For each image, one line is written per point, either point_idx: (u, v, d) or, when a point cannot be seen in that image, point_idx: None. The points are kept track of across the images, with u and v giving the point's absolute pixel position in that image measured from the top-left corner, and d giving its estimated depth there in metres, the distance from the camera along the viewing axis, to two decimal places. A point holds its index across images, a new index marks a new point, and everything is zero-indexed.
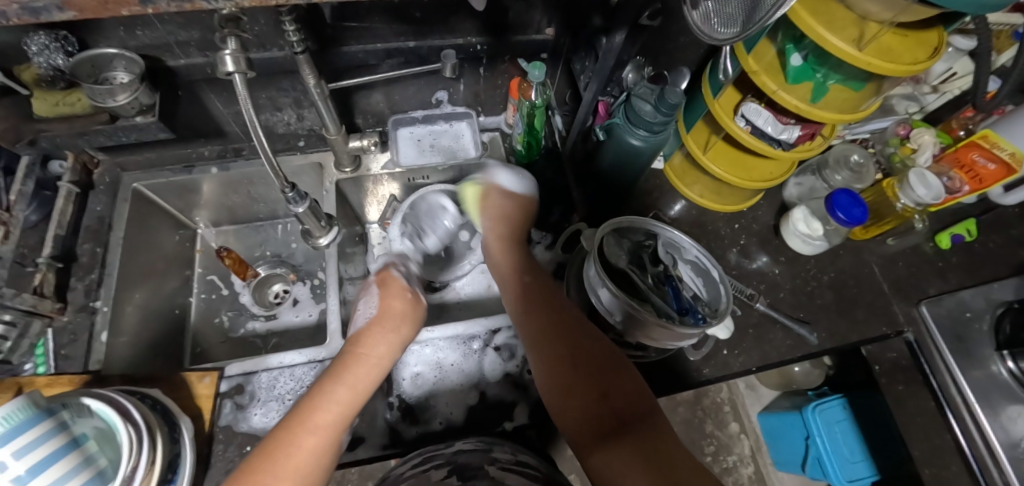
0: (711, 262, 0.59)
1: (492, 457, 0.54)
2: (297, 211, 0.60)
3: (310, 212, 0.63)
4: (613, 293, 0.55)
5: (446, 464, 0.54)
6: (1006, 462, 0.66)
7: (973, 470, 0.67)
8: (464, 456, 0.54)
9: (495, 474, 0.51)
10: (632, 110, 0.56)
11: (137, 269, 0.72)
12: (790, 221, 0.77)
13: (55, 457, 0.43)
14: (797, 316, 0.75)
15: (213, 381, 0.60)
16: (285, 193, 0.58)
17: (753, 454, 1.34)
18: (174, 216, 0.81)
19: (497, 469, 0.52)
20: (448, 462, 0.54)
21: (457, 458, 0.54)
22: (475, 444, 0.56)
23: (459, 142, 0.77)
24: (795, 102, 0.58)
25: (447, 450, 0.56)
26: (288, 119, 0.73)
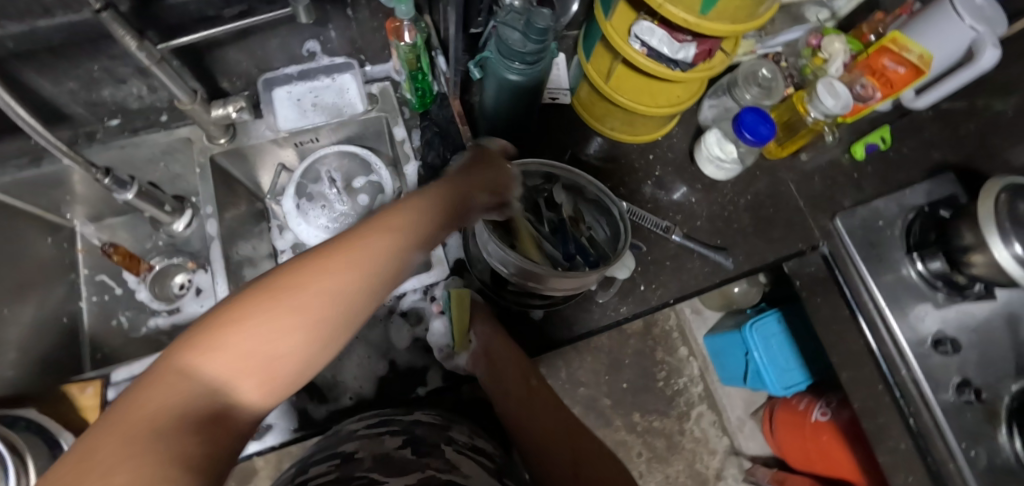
0: (609, 199, 0.55)
1: (449, 436, 0.52)
2: (127, 196, 0.62)
3: (143, 195, 0.64)
4: (501, 247, 0.52)
5: (400, 433, 0.50)
6: (914, 359, 0.69)
7: (881, 365, 0.71)
8: (422, 428, 0.52)
9: (453, 456, 0.47)
10: (502, 42, 0.50)
11: (4, 281, 0.64)
12: (704, 145, 0.74)
13: None
14: (715, 243, 0.74)
15: (98, 390, 0.56)
16: (103, 181, 0.58)
17: (702, 373, 1.40)
18: (41, 217, 0.72)
19: (454, 449, 0.49)
20: (405, 431, 0.50)
21: (413, 429, 0.51)
22: (433, 418, 0.55)
23: (344, 97, 0.71)
24: (684, 13, 0.53)
25: (404, 418, 0.53)
26: (138, 91, 0.65)
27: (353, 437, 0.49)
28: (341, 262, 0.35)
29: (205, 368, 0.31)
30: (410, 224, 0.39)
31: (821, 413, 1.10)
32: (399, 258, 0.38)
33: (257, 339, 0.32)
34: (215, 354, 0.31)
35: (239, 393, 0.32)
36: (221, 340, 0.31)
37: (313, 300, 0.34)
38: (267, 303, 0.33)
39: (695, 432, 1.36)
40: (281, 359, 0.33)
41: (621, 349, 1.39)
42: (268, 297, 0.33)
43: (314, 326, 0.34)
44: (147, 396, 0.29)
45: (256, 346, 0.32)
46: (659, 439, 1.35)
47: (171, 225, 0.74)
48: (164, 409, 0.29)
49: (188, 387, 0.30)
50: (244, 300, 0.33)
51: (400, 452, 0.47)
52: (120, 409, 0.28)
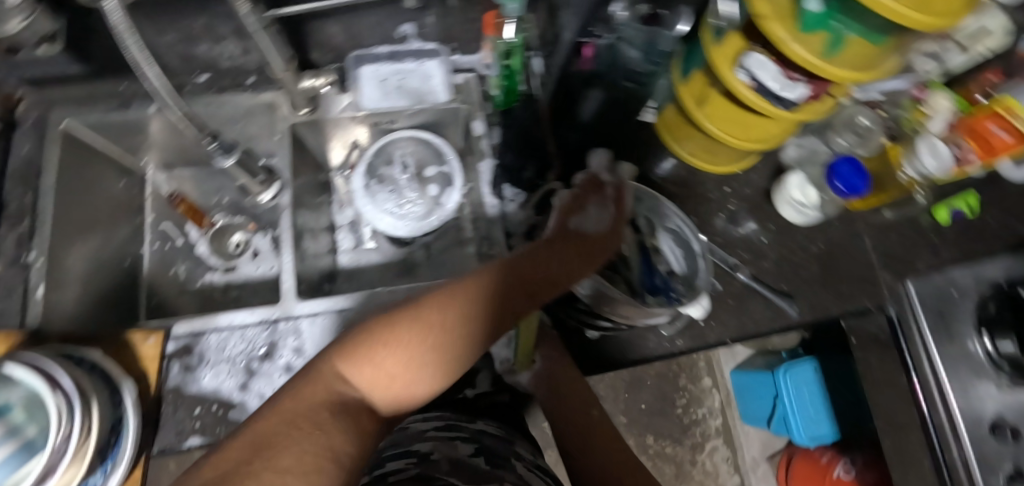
0: (693, 233, 0.55)
1: (515, 451, 0.53)
2: (228, 162, 0.60)
3: (240, 166, 0.63)
4: None
5: (471, 441, 0.53)
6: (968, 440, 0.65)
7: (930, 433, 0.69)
8: (490, 439, 0.53)
9: (524, 472, 0.51)
10: (616, 57, 0.49)
11: (77, 218, 0.66)
12: (784, 186, 0.72)
13: None
14: (780, 288, 0.71)
15: (159, 342, 0.57)
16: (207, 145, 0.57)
17: (722, 407, 1.37)
18: (117, 160, 0.74)
19: (524, 467, 0.52)
20: (475, 439, 0.53)
21: (482, 438, 0.53)
22: (497, 429, 0.55)
23: (428, 84, 0.70)
24: (811, 52, 0.50)
25: (472, 426, 0.54)
26: (232, 51, 0.66)
27: (427, 437, 0.53)
28: (455, 304, 0.41)
29: (350, 378, 0.38)
30: (523, 275, 0.44)
31: (845, 471, 1.10)
32: (504, 304, 0.42)
33: (390, 358, 0.38)
34: (360, 368, 0.38)
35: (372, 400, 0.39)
36: (361, 353, 0.38)
37: (430, 333, 0.39)
38: (394, 330, 0.39)
39: (707, 465, 1.34)
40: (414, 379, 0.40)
41: (644, 369, 1.37)
42: (392, 329, 0.39)
43: (432, 354, 0.39)
44: (297, 388, 0.37)
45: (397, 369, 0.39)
46: (669, 466, 1.33)
47: (257, 195, 0.68)
48: (306, 405, 0.35)
49: (337, 388, 0.37)
50: (379, 328, 0.39)
51: (474, 461, 0.51)
52: (287, 401, 0.36)
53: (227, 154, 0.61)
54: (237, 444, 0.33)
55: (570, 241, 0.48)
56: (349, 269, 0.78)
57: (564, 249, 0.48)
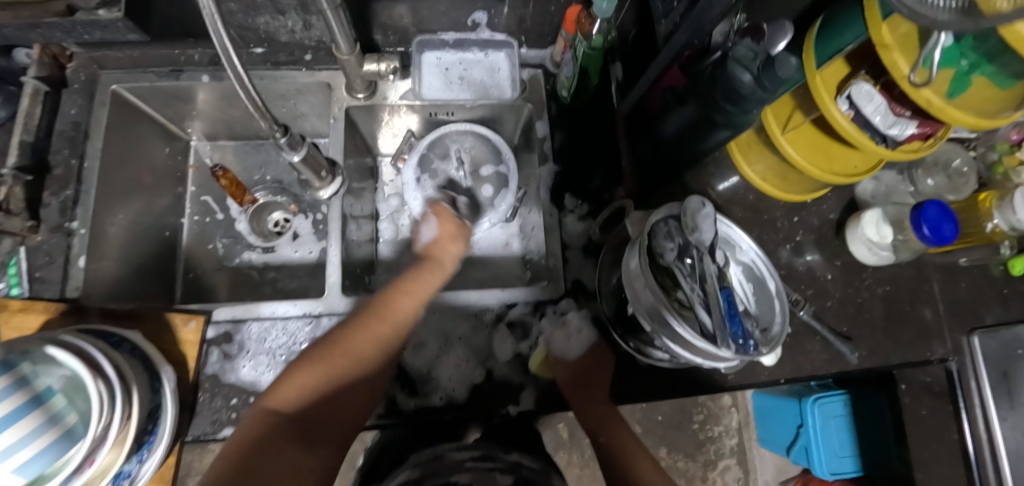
0: (771, 271, 0.52)
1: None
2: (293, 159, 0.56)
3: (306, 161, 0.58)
4: (657, 295, 0.47)
5: (510, 473, 0.47)
6: None
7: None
8: (529, 471, 0.48)
9: None
10: (724, 77, 0.44)
11: (121, 185, 0.64)
12: (859, 224, 0.67)
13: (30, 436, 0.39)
14: (841, 329, 0.68)
15: (200, 326, 0.55)
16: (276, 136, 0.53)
17: (740, 427, 1.31)
18: (163, 126, 0.71)
19: None
20: (514, 470, 0.48)
21: (521, 470, 0.48)
22: (533, 460, 0.50)
23: (494, 77, 0.66)
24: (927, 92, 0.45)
25: (508, 457, 0.50)
26: (292, 26, 0.62)
27: (463, 470, 0.47)
28: (382, 314, 0.52)
29: (290, 400, 0.46)
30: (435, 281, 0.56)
31: None
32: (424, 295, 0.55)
33: (340, 364, 0.48)
34: (294, 387, 0.46)
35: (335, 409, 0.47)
36: (320, 372, 0.47)
37: (368, 340, 0.50)
38: (342, 348, 0.49)
39: None
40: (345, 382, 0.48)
41: None
42: (333, 353, 0.48)
43: (369, 366, 0.49)
44: (281, 387, 0.46)
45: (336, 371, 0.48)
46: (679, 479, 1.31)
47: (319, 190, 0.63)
48: (296, 396, 0.46)
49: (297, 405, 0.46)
50: (314, 354, 0.48)
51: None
52: (271, 415, 0.45)
53: (294, 149, 0.55)
54: (239, 455, 0.42)
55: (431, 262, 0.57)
56: (389, 258, 0.72)
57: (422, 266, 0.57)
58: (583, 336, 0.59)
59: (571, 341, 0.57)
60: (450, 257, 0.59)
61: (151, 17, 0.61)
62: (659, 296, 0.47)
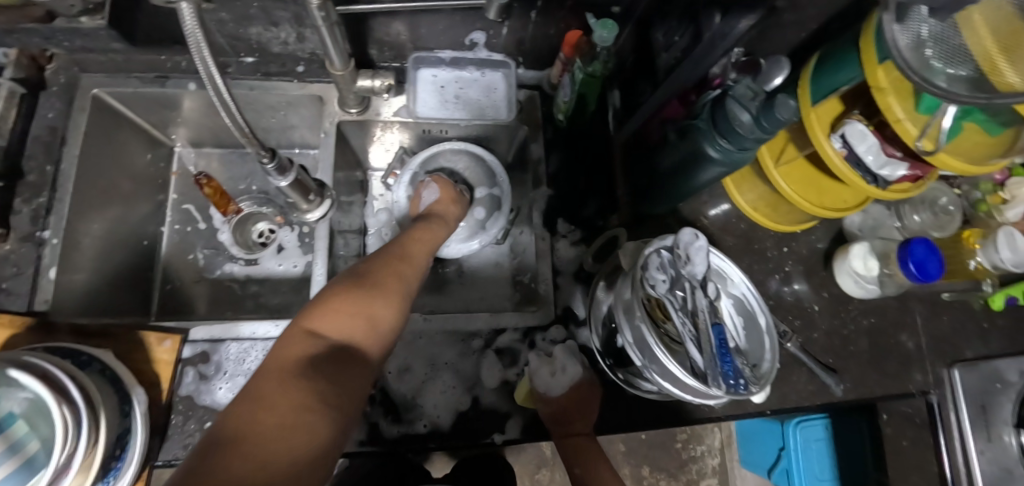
0: (762, 306, 0.52)
1: None
2: (280, 184, 0.55)
3: (295, 185, 0.56)
4: (647, 330, 0.46)
5: None
6: None
7: None
8: None
9: None
10: (723, 115, 0.44)
11: (98, 192, 0.61)
12: (846, 257, 0.68)
13: None
14: (826, 361, 0.68)
15: (175, 346, 0.53)
16: (263, 162, 0.52)
17: (721, 447, 1.35)
18: (145, 132, 0.69)
19: None
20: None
21: None
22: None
23: (490, 96, 0.65)
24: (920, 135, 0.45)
25: None
26: (285, 38, 0.61)
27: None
28: (400, 260, 0.50)
29: (332, 330, 0.41)
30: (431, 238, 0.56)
31: None
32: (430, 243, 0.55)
33: (382, 301, 0.45)
34: (326, 316, 0.41)
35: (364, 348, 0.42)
36: (360, 302, 0.43)
37: (402, 284, 0.48)
38: (369, 282, 0.46)
39: None
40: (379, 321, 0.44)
41: None
42: (375, 290, 0.45)
43: (402, 306, 0.47)
44: (317, 308, 0.42)
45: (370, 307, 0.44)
46: None
47: (305, 213, 0.60)
48: (328, 323, 0.41)
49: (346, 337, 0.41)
50: (340, 284, 0.45)
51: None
52: (318, 341, 0.40)
53: (283, 174, 0.54)
54: (288, 371, 0.36)
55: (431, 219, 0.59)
56: None
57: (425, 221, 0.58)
58: (568, 372, 0.54)
59: (554, 380, 0.54)
60: (451, 216, 0.61)
61: (139, 22, 0.59)
62: (648, 329, 0.46)
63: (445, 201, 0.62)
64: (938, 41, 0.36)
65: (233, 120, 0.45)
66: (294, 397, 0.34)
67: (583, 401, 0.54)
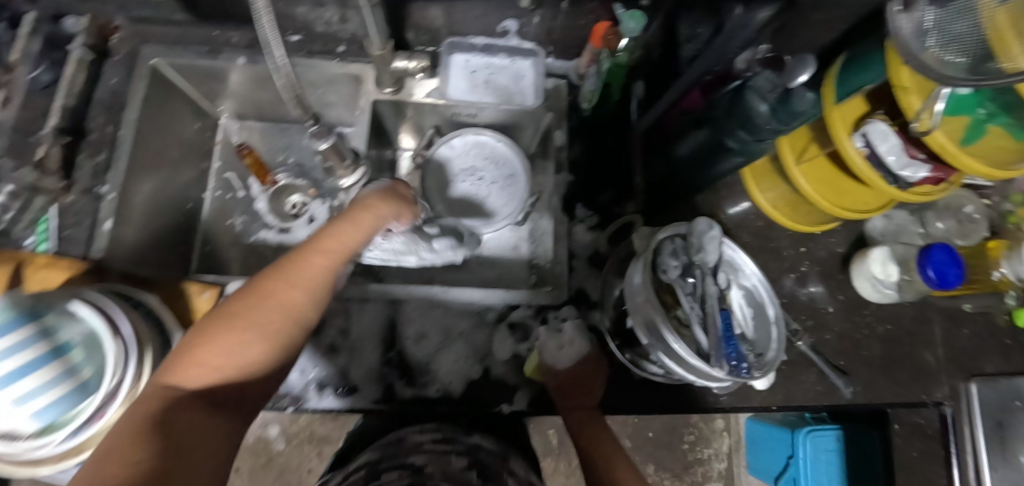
0: (772, 297, 0.52)
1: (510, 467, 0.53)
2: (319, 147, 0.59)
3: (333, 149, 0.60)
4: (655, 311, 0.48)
5: (467, 455, 0.53)
6: None
7: None
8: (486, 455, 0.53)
9: None
10: (743, 105, 0.45)
11: (151, 155, 0.66)
12: (865, 260, 0.68)
13: (51, 383, 0.41)
14: (837, 363, 0.68)
15: (213, 297, 0.57)
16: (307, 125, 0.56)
17: (730, 451, 1.31)
18: (195, 102, 0.73)
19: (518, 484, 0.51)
20: (470, 452, 0.53)
21: (477, 453, 0.53)
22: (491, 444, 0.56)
23: (518, 83, 0.67)
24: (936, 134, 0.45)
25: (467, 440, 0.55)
26: (330, 18, 0.64)
27: (420, 452, 0.52)
28: (292, 275, 0.44)
29: (193, 379, 0.38)
30: (345, 241, 0.48)
31: None
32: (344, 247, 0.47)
33: (247, 335, 0.41)
34: (190, 369, 0.38)
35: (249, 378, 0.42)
36: (232, 345, 0.40)
37: (278, 303, 0.43)
38: (249, 315, 0.42)
39: None
40: (257, 360, 0.42)
41: None
42: (235, 325, 0.41)
43: (276, 336, 0.42)
44: (184, 359, 0.39)
45: (246, 346, 0.41)
46: None
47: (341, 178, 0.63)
48: (200, 376, 0.39)
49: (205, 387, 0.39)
50: (213, 322, 0.41)
51: (465, 475, 0.50)
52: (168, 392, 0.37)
53: (321, 138, 0.58)
54: (140, 431, 0.34)
55: (347, 218, 0.49)
56: None
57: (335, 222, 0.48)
58: (574, 347, 0.57)
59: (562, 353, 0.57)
60: (375, 220, 0.51)
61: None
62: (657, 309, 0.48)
63: (360, 215, 0.49)
64: (941, 30, 0.38)
65: (286, 82, 0.51)
66: (137, 462, 0.31)
67: (590, 375, 0.57)
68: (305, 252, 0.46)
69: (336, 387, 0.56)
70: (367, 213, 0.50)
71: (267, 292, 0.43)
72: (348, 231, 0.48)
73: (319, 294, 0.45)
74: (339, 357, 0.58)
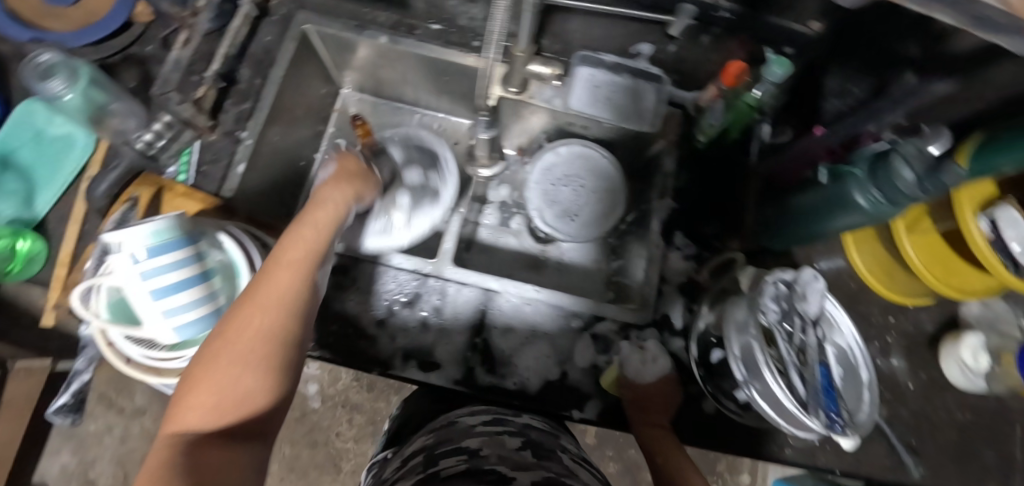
0: (866, 361, 0.53)
1: (562, 445, 0.52)
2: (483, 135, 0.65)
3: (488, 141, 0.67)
4: (757, 349, 0.48)
5: (518, 435, 0.52)
6: None
7: None
8: (536, 433, 0.52)
9: (571, 465, 0.48)
10: (887, 171, 0.45)
11: (284, 111, 0.70)
12: (957, 343, 0.66)
13: (194, 305, 0.45)
14: (908, 442, 0.66)
15: None
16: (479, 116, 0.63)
17: None
18: (326, 68, 0.77)
19: (570, 459, 0.50)
20: (522, 433, 0.52)
21: (528, 433, 0.52)
22: (542, 424, 0.55)
23: (638, 104, 0.68)
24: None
25: (517, 420, 0.54)
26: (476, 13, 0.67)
27: (473, 434, 0.51)
28: (256, 296, 0.42)
29: (197, 422, 0.37)
30: (309, 249, 0.47)
31: None
32: (309, 255, 0.46)
33: (231, 367, 0.39)
34: (188, 412, 0.37)
35: (254, 407, 0.39)
36: (218, 383, 0.38)
37: (252, 327, 0.40)
38: (225, 344, 0.40)
39: None
40: (251, 392, 0.39)
41: None
42: (213, 360, 0.39)
43: (266, 359, 0.40)
44: (180, 409, 0.37)
45: (232, 379, 0.38)
46: None
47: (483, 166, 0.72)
48: (200, 419, 0.37)
49: (213, 422, 0.37)
50: (194, 369, 0.39)
51: (519, 454, 0.48)
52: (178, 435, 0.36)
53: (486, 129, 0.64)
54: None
55: (302, 223, 0.49)
56: (486, 242, 0.77)
57: (292, 229, 0.48)
58: (658, 365, 0.59)
59: (644, 369, 0.59)
60: (344, 195, 0.54)
61: None
62: (761, 349, 0.48)
63: (315, 210, 0.51)
64: None
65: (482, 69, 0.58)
66: None
67: (667, 394, 0.59)
68: (269, 268, 0.44)
69: (421, 360, 0.59)
70: (331, 203, 0.52)
71: (236, 318, 0.41)
72: (308, 228, 0.48)
73: (297, 305, 0.43)
74: (427, 333, 0.60)
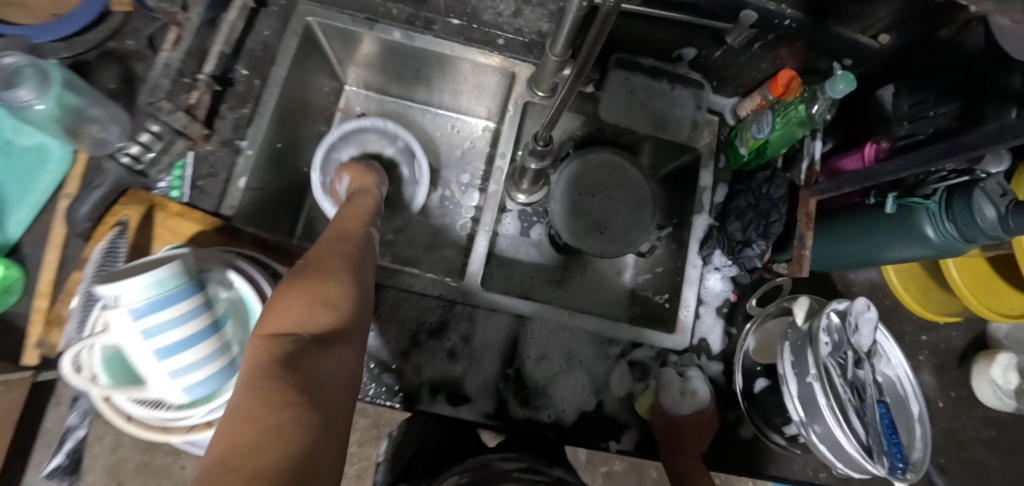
0: (915, 393, 0.52)
1: None
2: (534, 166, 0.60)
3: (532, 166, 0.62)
4: (822, 393, 0.46)
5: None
6: None
7: None
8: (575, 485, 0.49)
9: None
10: (965, 205, 0.43)
11: (287, 116, 0.64)
12: (989, 362, 0.65)
13: (204, 361, 0.39)
14: (938, 460, 0.66)
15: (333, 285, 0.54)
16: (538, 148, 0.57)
17: None
18: (330, 65, 0.70)
19: None
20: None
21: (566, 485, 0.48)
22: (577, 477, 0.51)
23: (676, 113, 0.63)
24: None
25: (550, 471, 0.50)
26: (502, 10, 0.62)
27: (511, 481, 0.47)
28: (330, 241, 0.49)
29: (290, 322, 0.38)
30: (360, 216, 0.55)
31: None
32: (359, 219, 0.54)
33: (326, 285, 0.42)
34: (277, 316, 0.38)
35: (344, 319, 0.41)
36: (306, 293, 0.40)
37: (330, 256, 0.46)
38: (306, 271, 0.43)
39: None
40: (336, 299, 0.42)
41: None
42: (307, 279, 0.42)
43: (347, 274, 0.45)
44: (267, 314, 0.39)
45: (319, 289, 0.41)
46: None
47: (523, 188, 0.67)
48: (289, 321, 0.38)
49: (312, 327, 0.39)
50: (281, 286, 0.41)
51: None
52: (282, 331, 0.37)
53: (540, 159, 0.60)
54: (262, 370, 0.33)
55: (348, 203, 0.57)
56: (506, 256, 0.73)
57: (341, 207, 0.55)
58: (694, 397, 0.56)
59: (682, 401, 0.56)
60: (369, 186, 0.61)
61: None
62: (826, 392, 0.45)
63: (355, 196, 0.59)
64: None
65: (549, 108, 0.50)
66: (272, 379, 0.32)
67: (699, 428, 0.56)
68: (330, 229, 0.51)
69: (450, 394, 0.55)
70: (362, 192, 0.60)
71: (315, 254, 0.46)
72: (352, 207, 0.56)
73: (360, 248, 0.50)
74: (456, 364, 0.56)
